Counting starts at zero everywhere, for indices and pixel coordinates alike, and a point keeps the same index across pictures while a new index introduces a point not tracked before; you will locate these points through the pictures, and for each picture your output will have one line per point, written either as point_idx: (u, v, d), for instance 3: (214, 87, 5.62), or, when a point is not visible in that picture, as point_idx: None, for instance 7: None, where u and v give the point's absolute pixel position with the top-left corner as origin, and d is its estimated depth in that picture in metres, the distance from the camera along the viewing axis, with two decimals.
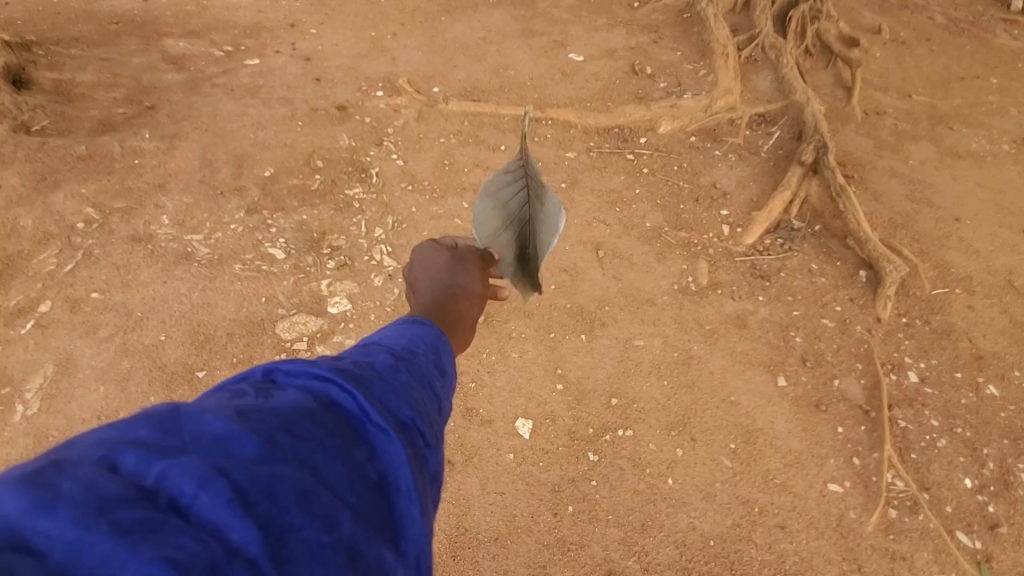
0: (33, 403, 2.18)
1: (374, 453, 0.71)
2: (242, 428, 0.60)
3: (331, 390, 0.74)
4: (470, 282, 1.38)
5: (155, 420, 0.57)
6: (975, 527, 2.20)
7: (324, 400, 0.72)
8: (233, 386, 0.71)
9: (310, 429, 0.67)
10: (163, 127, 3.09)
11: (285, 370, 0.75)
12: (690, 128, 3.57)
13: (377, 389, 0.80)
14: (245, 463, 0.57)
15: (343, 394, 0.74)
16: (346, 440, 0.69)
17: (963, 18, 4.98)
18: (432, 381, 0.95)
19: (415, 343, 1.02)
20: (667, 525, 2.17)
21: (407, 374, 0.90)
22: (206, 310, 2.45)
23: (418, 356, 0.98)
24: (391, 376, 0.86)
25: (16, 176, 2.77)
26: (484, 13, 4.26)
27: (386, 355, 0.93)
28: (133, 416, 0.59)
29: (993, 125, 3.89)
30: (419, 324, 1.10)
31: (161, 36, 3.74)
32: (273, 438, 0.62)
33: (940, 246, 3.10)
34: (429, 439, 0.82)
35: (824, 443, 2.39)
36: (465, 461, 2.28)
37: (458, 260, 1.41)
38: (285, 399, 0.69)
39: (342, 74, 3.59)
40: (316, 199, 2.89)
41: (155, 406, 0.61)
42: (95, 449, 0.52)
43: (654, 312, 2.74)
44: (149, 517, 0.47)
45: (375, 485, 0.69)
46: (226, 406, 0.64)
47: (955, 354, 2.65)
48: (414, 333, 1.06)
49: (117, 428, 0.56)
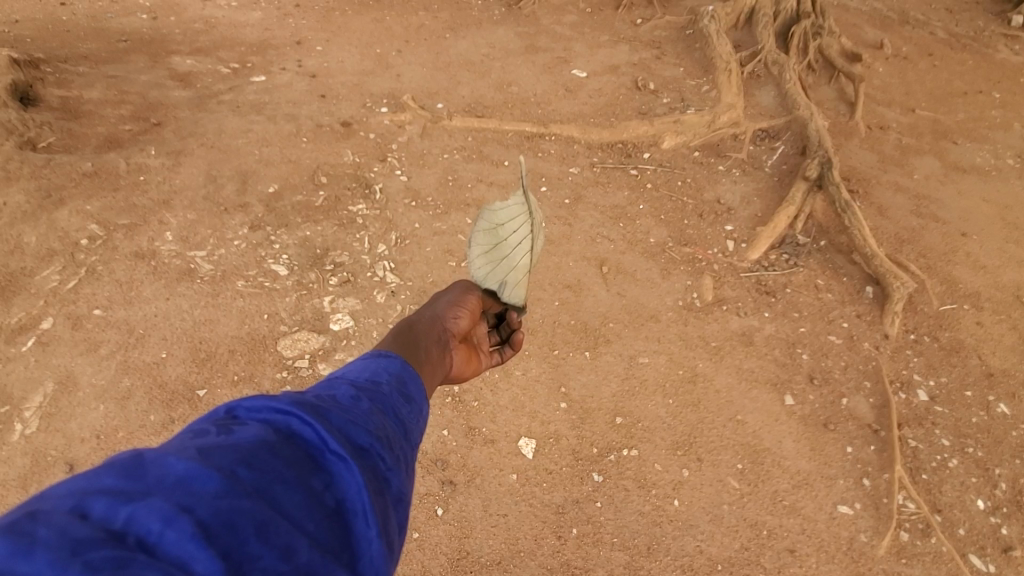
0: (33, 422, 2.17)
1: (332, 480, 0.72)
2: (205, 466, 0.62)
3: (291, 422, 0.75)
4: (436, 310, 1.44)
5: (120, 467, 0.59)
6: (987, 550, 2.16)
7: (284, 433, 0.73)
8: (194, 425, 0.73)
9: (269, 461, 0.68)
10: (169, 144, 3.11)
11: (247, 405, 0.76)
12: (694, 143, 3.56)
13: (337, 417, 0.81)
14: (207, 499, 0.59)
15: (303, 424, 0.75)
16: (303, 469, 0.70)
17: (965, 33, 4.99)
18: (396, 407, 0.95)
19: (380, 373, 1.02)
20: (674, 548, 2.13)
21: (369, 402, 0.91)
22: (209, 327, 2.44)
23: (382, 384, 0.98)
24: (353, 405, 0.87)
25: (21, 193, 2.78)
26: (488, 30, 4.29)
27: (348, 385, 0.93)
28: (98, 464, 0.60)
29: (997, 139, 3.88)
30: (384, 355, 1.09)
31: (169, 54, 3.77)
32: (233, 473, 0.64)
33: (947, 261, 3.08)
34: (390, 462, 0.82)
35: (832, 464, 2.35)
36: (467, 481, 2.24)
37: (437, 295, 1.53)
38: (245, 433, 0.70)
39: (347, 90, 3.61)
40: (320, 215, 2.89)
41: (119, 453, 0.62)
42: (64, 499, 0.54)
43: (659, 329, 2.72)
44: (119, 555, 0.50)
45: (332, 512, 0.70)
46: (188, 446, 0.66)
47: (965, 372, 2.62)
48: (379, 364, 1.06)
49: (85, 477, 0.58)
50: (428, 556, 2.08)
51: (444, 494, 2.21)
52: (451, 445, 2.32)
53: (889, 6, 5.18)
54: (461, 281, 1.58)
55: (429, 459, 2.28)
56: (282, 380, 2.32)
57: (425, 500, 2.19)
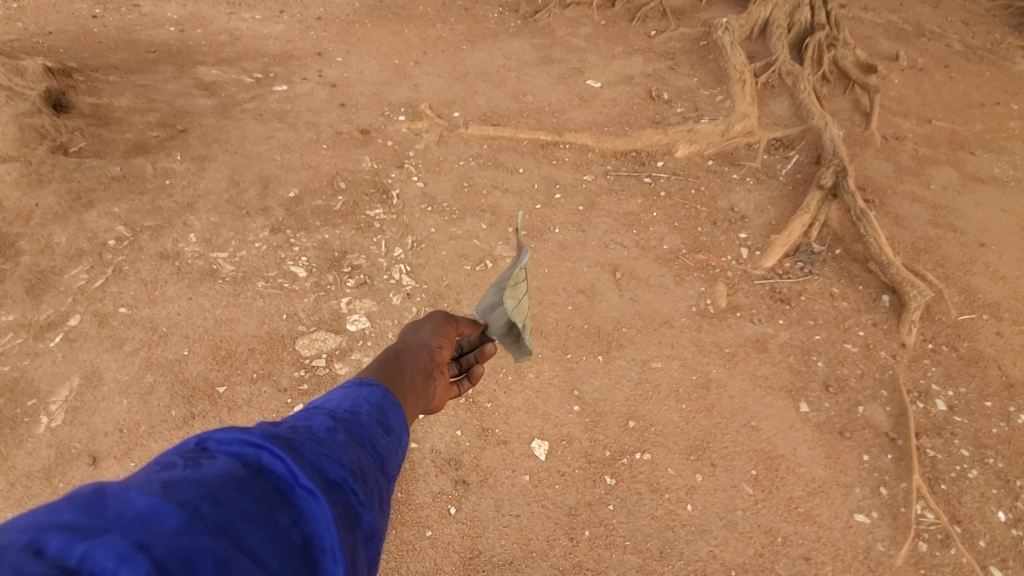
0: (59, 414, 2.22)
1: (300, 516, 0.69)
2: (167, 502, 0.58)
3: (261, 455, 0.72)
4: (420, 339, 1.37)
5: (78, 502, 0.55)
6: (1008, 562, 2.13)
7: (253, 467, 0.71)
8: (161, 458, 0.69)
9: (233, 497, 0.65)
10: (195, 149, 3.20)
11: (218, 438, 0.73)
12: (707, 152, 3.60)
13: (309, 450, 0.78)
14: (165, 537, 0.55)
15: (273, 458, 0.73)
16: (270, 505, 0.67)
17: (981, 45, 4.98)
18: (374, 438, 0.92)
19: (359, 403, 0.99)
20: (687, 553, 2.12)
21: (345, 434, 0.87)
22: (229, 326, 2.49)
23: (361, 415, 0.95)
24: (328, 437, 0.84)
25: (53, 195, 2.87)
26: (504, 42, 4.37)
27: (326, 416, 0.90)
28: (55, 499, 0.56)
29: (1016, 151, 3.86)
30: (366, 384, 1.06)
31: (195, 64, 3.90)
32: (196, 510, 0.60)
33: (965, 271, 3.06)
34: (363, 496, 0.79)
35: (848, 471, 2.34)
36: (480, 482, 2.26)
37: (421, 322, 1.46)
38: (212, 467, 0.67)
39: (366, 100, 3.70)
40: (338, 219, 2.96)
41: (78, 488, 0.59)
42: (20, 534, 0.50)
43: (672, 334, 2.73)
44: None
45: (300, 548, 0.66)
46: (151, 481, 0.62)
47: (984, 383, 2.59)
48: (360, 393, 1.02)
49: (42, 513, 0.54)
50: (440, 556, 2.09)
51: (457, 494, 2.23)
52: (464, 445, 2.34)
53: (905, 19, 5.19)
54: (440, 310, 1.51)
55: (443, 459, 2.30)
56: (300, 378, 2.36)
57: (438, 498, 2.21)
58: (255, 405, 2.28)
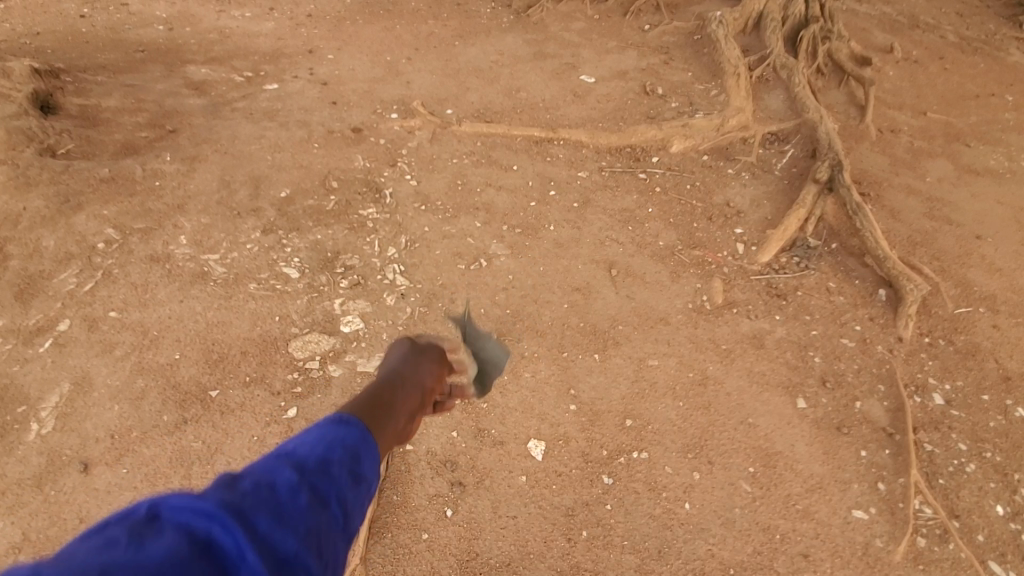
0: (49, 421, 2.20)
1: None
2: None
3: (199, 537, 0.56)
4: (410, 367, 1.15)
5: None
6: (1007, 556, 2.12)
7: (188, 553, 0.54)
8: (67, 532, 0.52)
9: None
10: (185, 150, 3.17)
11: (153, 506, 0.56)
12: (703, 146, 3.57)
13: (262, 522, 0.63)
14: None
15: (216, 539, 0.56)
16: None
17: (975, 36, 4.96)
18: (344, 494, 0.75)
19: (334, 444, 0.79)
20: (684, 552, 2.11)
21: (309, 492, 0.71)
22: (221, 329, 2.47)
23: (333, 462, 0.77)
24: (288, 501, 0.68)
25: (41, 199, 2.82)
26: (496, 37, 4.34)
27: (290, 465, 0.73)
28: None
29: (1010, 142, 3.85)
30: (345, 419, 0.85)
31: (185, 63, 3.86)
32: None
33: (961, 264, 3.05)
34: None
35: (846, 467, 2.33)
36: (477, 483, 2.24)
37: (410, 344, 1.24)
38: (157, 547, 0.53)
39: (358, 97, 3.67)
40: (331, 219, 2.93)
41: None
42: None
43: (668, 332, 2.71)
44: None
45: None
46: None
47: (981, 376, 2.59)
48: (337, 433, 0.82)
49: None
50: (437, 558, 2.08)
51: (454, 495, 2.21)
52: (460, 446, 2.32)
53: (899, 11, 5.17)
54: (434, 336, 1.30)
55: (439, 461, 2.28)
56: (293, 381, 2.34)
57: (434, 501, 2.19)
58: (248, 408, 2.26)
